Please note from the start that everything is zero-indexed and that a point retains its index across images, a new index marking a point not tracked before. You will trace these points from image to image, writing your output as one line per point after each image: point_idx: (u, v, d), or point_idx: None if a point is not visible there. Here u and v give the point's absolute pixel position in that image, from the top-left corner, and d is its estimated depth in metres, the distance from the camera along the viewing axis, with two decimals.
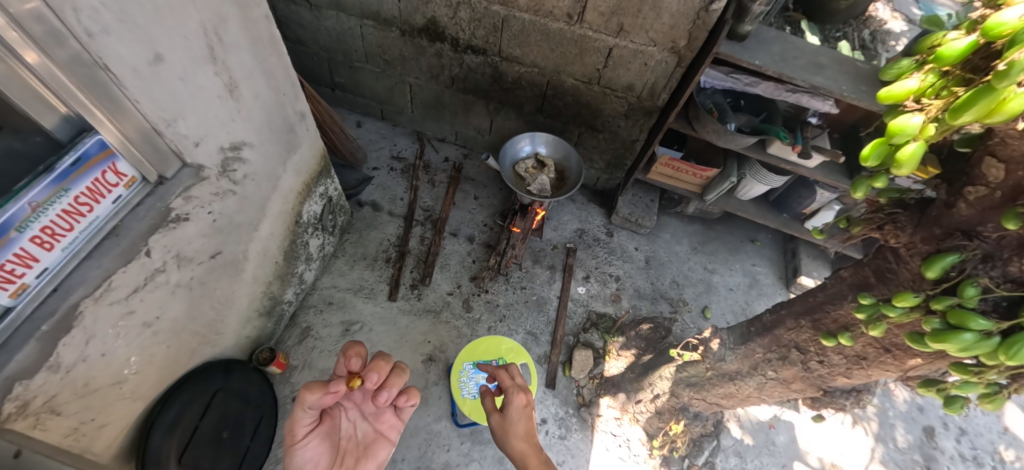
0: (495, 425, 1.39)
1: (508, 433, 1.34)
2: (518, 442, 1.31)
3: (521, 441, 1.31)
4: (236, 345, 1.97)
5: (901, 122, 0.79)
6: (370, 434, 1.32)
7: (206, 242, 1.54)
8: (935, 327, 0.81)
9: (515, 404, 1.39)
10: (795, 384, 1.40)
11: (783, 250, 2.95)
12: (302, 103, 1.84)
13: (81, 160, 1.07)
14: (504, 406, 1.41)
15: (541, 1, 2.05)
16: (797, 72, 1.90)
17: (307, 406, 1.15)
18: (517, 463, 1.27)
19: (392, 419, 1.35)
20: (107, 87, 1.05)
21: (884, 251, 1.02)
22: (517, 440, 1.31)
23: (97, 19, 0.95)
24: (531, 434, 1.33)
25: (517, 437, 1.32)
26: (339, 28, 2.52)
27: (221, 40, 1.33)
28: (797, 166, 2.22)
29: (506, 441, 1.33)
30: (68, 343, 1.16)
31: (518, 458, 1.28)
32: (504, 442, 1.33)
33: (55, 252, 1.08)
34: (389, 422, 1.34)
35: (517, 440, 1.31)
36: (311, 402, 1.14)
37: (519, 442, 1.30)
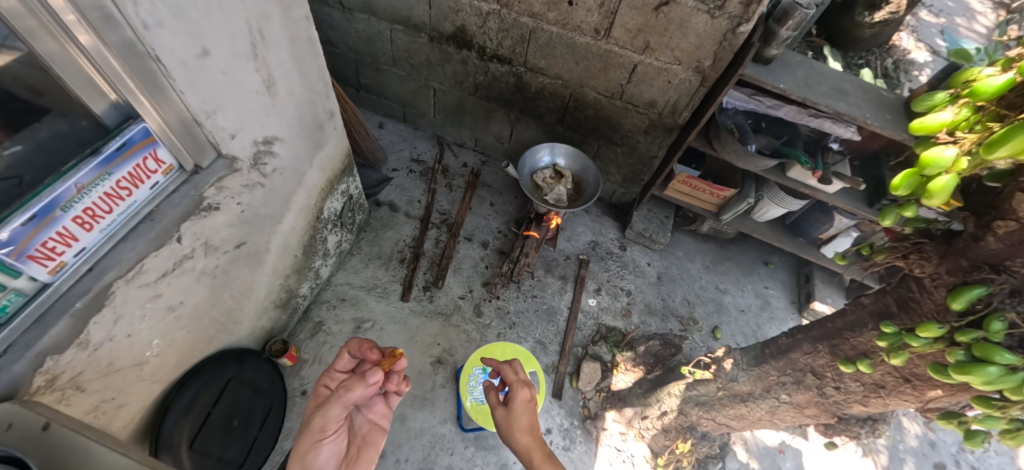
0: (500, 419, 1.39)
1: (514, 428, 1.33)
2: (522, 436, 1.30)
3: (525, 435, 1.30)
4: (250, 335, 2.01)
5: (934, 155, 0.83)
6: (365, 425, 1.34)
7: (232, 232, 1.58)
8: (959, 359, 0.81)
9: (518, 398, 1.38)
10: (809, 409, 1.39)
11: (797, 274, 2.93)
12: (332, 102, 1.89)
13: (126, 146, 1.10)
14: (508, 400, 1.40)
15: (570, 15, 2.09)
16: (821, 98, 1.91)
17: (348, 399, 1.14)
18: (521, 457, 1.28)
19: (383, 409, 1.38)
20: (155, 76, 1.09)
21: (907, 280, 1.02)
22: (521, 434, 1.30)
23: (153, 12, 0.99)
24: (534, 427, 1.33)
25: (520, 431, 1.32)
26: (369, 31, 2.59)
27: (264, 38, 1.38)
28: (817, 191, 2.21)
29: (511, 435, 1.33)
30: (98, 322, 1.19)
31: (522, 453, 1.28)
32: (510, 436, 1.33)
33: (94, 233, 1.11)
34: (380, 412, 1.37)
35: (521, 434, 1.31)
36: (355, 396, 1.14)
37: (523, 436, 1.30)
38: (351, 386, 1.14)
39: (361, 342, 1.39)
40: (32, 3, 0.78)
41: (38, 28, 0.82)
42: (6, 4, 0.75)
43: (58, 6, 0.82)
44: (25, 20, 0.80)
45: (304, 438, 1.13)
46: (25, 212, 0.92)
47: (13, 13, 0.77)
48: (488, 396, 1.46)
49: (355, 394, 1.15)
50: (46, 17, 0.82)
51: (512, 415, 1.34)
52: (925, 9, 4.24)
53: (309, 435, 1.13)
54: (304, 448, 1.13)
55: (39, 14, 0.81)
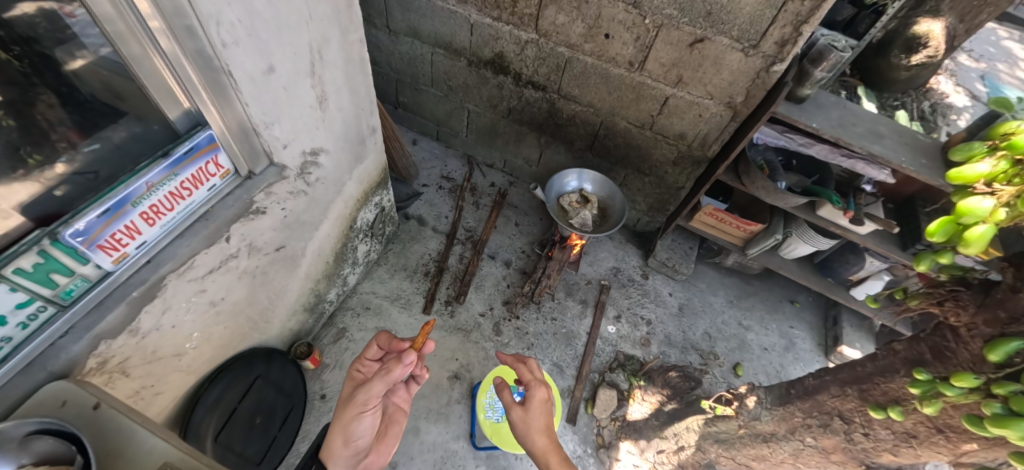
0: (515, 419, 1.37)
1: (530, 430, 1.32)
2: (539, 437, 1.30)
3: (541, 436, 1.30)
4: (279, 335, 2.08)
5: (971, 205, 0.85)
6: (390, 407, 1.43)
7: (275, 235, 1.67)
8: (995, 411, 0.80)
9: (536, 396, 1.38)
10: (834, 456, 1.34)
11: (824, 315, 2.85)
12: (375, 119, 1.99)
13: (193, 150, 1.20)
14: (525, 400, 1.39)
15: (606, 47, 2.17)
16: (855, 139, 1.91)
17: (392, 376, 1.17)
18: (538, 460, 1.27)
19: (405, 394, 1.46)
20: (225, 88, 1.19)
21: (942, 329, 1.00)
22: (538, 435, 1.30)
23: (231, 32, 1.10)
24: (550, 429, 1.33)
25: (537, 432, 1.31)
26: (411, 53, 2.73)
27: (322, 58, 1.50)
28: (848, 231, 2.18)
29: (527, 435, 1.32)
30: (148, 311, 1.27)
31: (538, 455, 1.27)
32: (525, 437, 1.32)
33: (155, 228, 1.20)
34: (403, 396, 1.46)
35: (538, 435, 1.31)
36: (396, 375, 1.16)
37: (540, 437, 1.29)
38: (391, 366, 1.17)
39: (390, 334, 1.43)
40: (124, 9, 0.88)
41: (124, 32, 0.92)
42: (100, 9, 0.85)
43: (145, 13, 0.91)
44: (114, 24, 0.89)
45: (347, 409, 1.19)
46: (100, 206, 1.01)
47: (105, 17, 0.88)
48: (503, 395, 1.43)
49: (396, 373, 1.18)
50: (133, 23, 0.91)
51: (529, 414, 1.34)
52: (965, 53, 4.19)
53: (352, 407, 1.18)
54: (347, 417, 1.18)
55: (127, 19, 0.90)
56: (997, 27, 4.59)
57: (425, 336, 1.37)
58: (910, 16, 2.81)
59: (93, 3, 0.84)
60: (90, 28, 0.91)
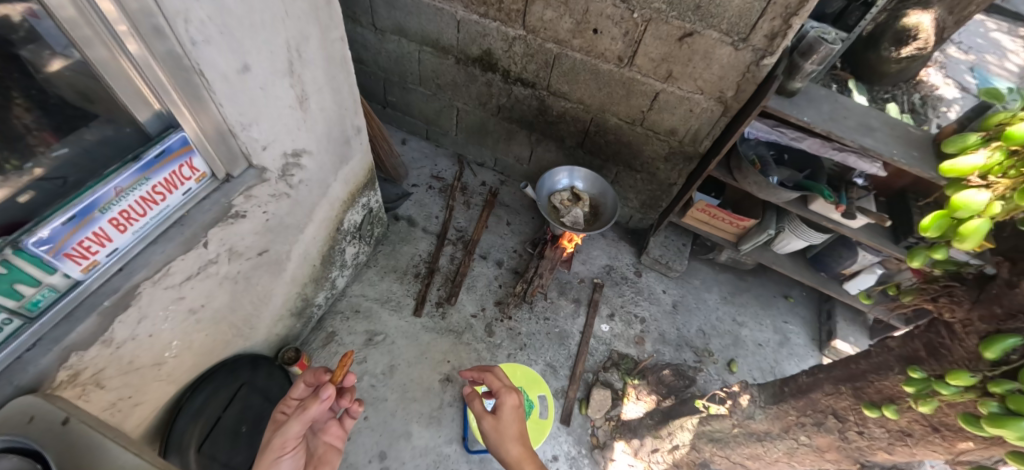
0: (487, 428, 1.32)
1: (503, 441, 1.28)
2: (513, 445, 1.27)
3: (516, 444, 1.27)
4: (265, 341, 2.03)
5: (965, 199, 0.84)
6: (321, 446, 1.33)
7: (256, 239, 1.62)
8: (992, 410, 0.78)
9: (506, 403, 1.35)
10: (830, 454, 1.31)
11: (818, 310, 2.84)
12: (360, 119, 1.95)
13: (165, 153, 1.16)
14: (497, 408, 1.35)
15: (594, 42, 2.14)
16: (846, 132, 1.89)
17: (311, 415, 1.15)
18: (512, 467, 1.25)
19: (338, 431, 1.38)
20: (197, 89, 1.14)
21: (937, 325, 0.98)
22: (513, 443, 1.27)
23: (201, 29, 1.06)
24: (524, 435, 1.30)
25: (511, 440, 1.28)
26: (399, 52, 2.69)
27: (301, 56, 1.45)
28: (841, 225, 2.16)
29: (501, 444, 1.28)
30: (122, 321, 1.23)
31: (513, 463, 1.25)
32: (499, 446, 1.29)
33: (127, 235, 1.16)
34: (335, 434, 1.37)
35: (512, 443, 1.27)
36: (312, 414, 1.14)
37: (515, 445, 1.26)
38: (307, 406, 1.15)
39: (315, 371, 1.41)
40: (88, 12, 0.84)
41: (91, 37, 0.88)
42: (65, 13, 0.81)
43: (111, 16, 0.86)
44: (80, 29, 0.85)
45: (264, 456, 1.12)
46: (65, 213, 0.96)
47: (70, 22, 0.83)
48: (473, 406, 1.38)
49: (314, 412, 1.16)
50: (99, 26, 0.87)
51: (502, 422, 1.30)
52: (954, 46, 4.20)
53: (268, 452, 1.12)
54: (264, 466, 1.11)
55: (93, 23, 0.86)
56: (985, 19, 4.61)
57: (346, 368, 1.40)
58: (900, 8, 2.80)
59: (56, 7, 0.79)
60: (57, 33, 0.87)
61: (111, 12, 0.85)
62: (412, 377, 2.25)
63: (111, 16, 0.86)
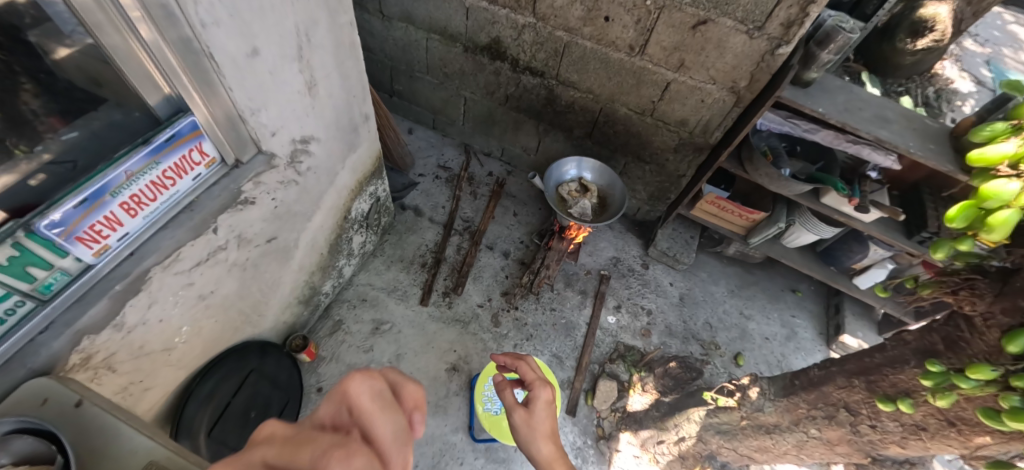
0: (517, 422, 1.30)
1: (530, 441, 1.25)
2: (544, 444, 1.24)
3: (547, 442, 1.24)
4: (273, 329, 2.04)
5: (995, 187, 0.82)
6: None
7: (265, 226, 1.62)
8: (1014, 405, 0.77)
9: (539, 404, 1.33)
10: (840, 448, 1.31)
11: (826, 304, 2.82)
12: (369, 106, 1.93)
13: (175, 137, 1.15)
14: (529, 402, 1.34)
15: (605, 31, 2.11)
16: (861, 124, 1.86)
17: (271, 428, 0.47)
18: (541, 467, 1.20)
19: None
20: (207, 73, 1.12)
21: (956, 319, 0.96)
22: (544, 441, 1.24)
23: (211, 12, 1.04)
24: (555, 435, 1.27)
25: (543, 438, 1.25)
26: (406, 39, 2.66)
27: (310, 41, 1.43)
28: (853, 219, 2.14)
29: (531, 441, 1.25)
30: (133, 306, 1.23)
31: (544, 463, 1.20)
32: (529, 443, 1.25)
33: (138, 219, 1.16)
34: None
35: (544, 441, 1.24)
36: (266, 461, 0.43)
37: (547, 443, 1.23)
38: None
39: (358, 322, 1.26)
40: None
41: (104, 22, 0.87)
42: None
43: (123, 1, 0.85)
44: (93, 14, 0.84)
45: None
46: (77, 196, 0.96)
47: (84, 7, 0.83)
48: (504, 396, 1.36)
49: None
50: (112, 11, 0.86)
51: (534, 416, 1.28)
52: (971, 38, 4.11)
53: None
54: None
55: (106, 9, 0.85)
56: (1003, 12, 4.50)
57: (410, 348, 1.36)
58: None
59: None
60: (70, 20, 0.86)
61: None
62: (418, 366, 2.26)
63: None
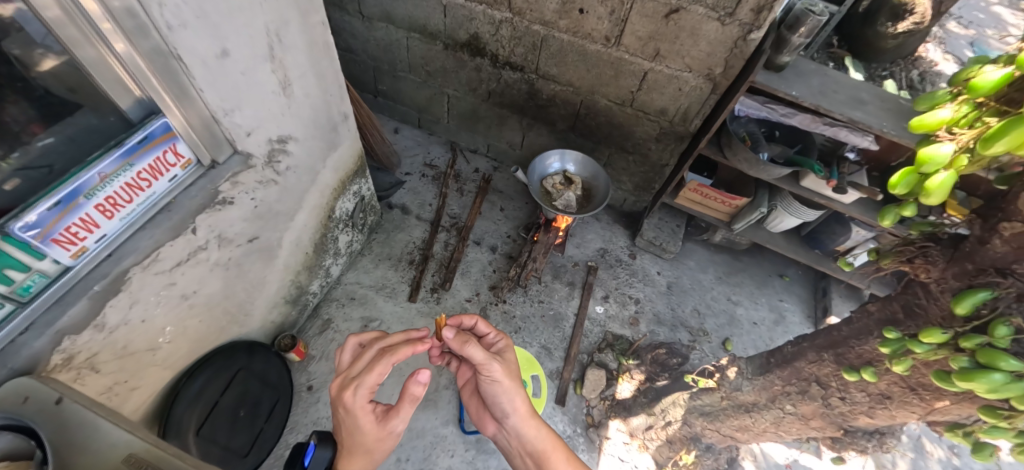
0: (498, 373, 1.30)
1: (511, 389, 1.32)
2: (521, 399, 1.32)
3: (522, 395, 1.33)
4: (261, 328, 2.06)
5: (929, 151, 0.74)
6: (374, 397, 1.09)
7: (246, 226, 1.63)
8: (963, 365, 0.78)
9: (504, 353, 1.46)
10: (815, 422, 1.33)
11: (814, 288, 2.83)
12: (347, 105, 1.94)
13: (148, 139, 1.16)
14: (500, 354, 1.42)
15: (580, 23, 2.13)
16: (834, 106, 1.88)
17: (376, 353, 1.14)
18: (519, 415, 1.30)
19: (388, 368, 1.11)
20: (177, 75, 1.15)
21: (914, 286, 0.98)
22: (521, 395, 1.33)
23: (177, 14, 1.06)
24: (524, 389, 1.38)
25: (518, 391, 1.33)
26: (387, 39, 2.68)
27: (281, 41, 1.44)
28: (832, 201, 2.16)
29: (510, 393, 1.31)
30: (114, 306, 1.25)
31: (522, 411, 1.31)
32: (508, 395, 1.31)
33: (115, 221, 1.18)
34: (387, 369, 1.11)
35: (519, 393, 1.33)
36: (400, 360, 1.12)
37: (524, 397, 1.33)
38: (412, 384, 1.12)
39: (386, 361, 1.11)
40: (74, 13, 0.88)
41: (79, 38, 0.93)
42: (51, 13, 0.86)
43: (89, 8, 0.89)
44: (66, 28, 0.89)
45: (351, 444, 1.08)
46: (50, 198, 0.98)
47: (56, 20, 0.87)
48: (478, 352, 1.29)
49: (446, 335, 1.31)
50: (85, 26, 0.92)
51: (512, 368, 1.36)
52: (954, 20, 4.12)
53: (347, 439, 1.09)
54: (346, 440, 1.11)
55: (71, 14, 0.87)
56: None
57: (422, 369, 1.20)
58: None
59: (42, 7, 0.84)
60: (42, 31, 0.90)
61: (89, 6, 0.88)
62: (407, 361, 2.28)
63: (93, 10, 0.89)
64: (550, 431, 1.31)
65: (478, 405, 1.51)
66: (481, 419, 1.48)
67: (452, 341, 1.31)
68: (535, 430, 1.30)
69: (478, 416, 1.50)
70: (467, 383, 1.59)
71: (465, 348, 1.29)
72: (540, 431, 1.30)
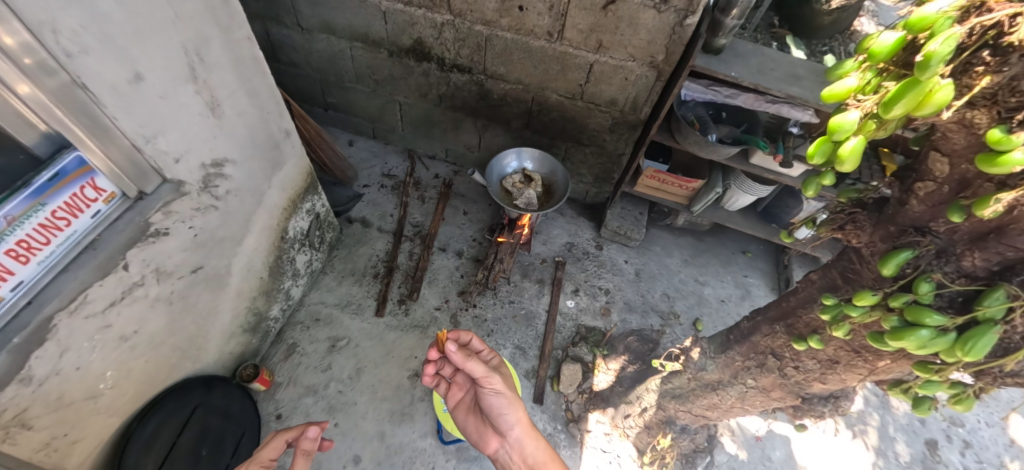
0: (498, 387, 1.35)
1: (512, 401, 1.36)
2: (519, 411, 1.35)
3: (521, 408, 1.36)
4: (219, 361, 1.97)
5: (837, 120, 0.71)
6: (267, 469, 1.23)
7: (187, 256, 1.53)
8: (894, 325, 0.79)
9: (503, 369, 1.49)
10: (775, 393, 1.36)
11: (775, 261, 2.92)
12: (288, 121, 1.85)
13: (59, 176, 1.06)
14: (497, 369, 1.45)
15: (522, 20, 2.12)
16: (773, 83, 1.93)
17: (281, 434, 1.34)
18: (518, 427, 1.33)
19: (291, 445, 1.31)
20: (85, 105, 1.05)
21: (848, 253, 1.00)
22: (519, 408, 1.36)
23: (76, 39, 0.96)
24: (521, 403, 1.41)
25: (517, 404, 1.36)
26: (330, 50, 2.61)
27: (204, 60, 1.34)
28: (781, 176, 2.23)
29: (509, 404, 1.35)
30: (40, 356, 1.14)
31: (520, 422, 1.34)
32: (506, 406, 1.35)
33: (31, 266, 1.07)
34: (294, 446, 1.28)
35: (517, 406, 1.36)
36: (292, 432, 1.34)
37: (524, 408, 1.36)
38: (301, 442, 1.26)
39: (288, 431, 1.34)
40: None
41: None
42: None
43: None
44: None
45: None
46: None
47: None
48: (477, 366, 1.34)
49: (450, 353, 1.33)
50: None
51: (509, 382, 1.41)
52: None
53: None
54: None
55: None
56: None
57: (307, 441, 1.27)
58: None
59: None
60: None
61: None
62: (380, 377, 2.22)
63: None
64: (549, 446, 1.33)
65: (478, 423, 1.45)
66: (482, 437, 1.42)
67: (456, 354, 1.32)
68: (535, 444, 1.32)
69: (476, 435, 1.44)
70: (461, 402, 1.52)
71: (466, 362, 1.33)
72: (540, 444, 1.32)
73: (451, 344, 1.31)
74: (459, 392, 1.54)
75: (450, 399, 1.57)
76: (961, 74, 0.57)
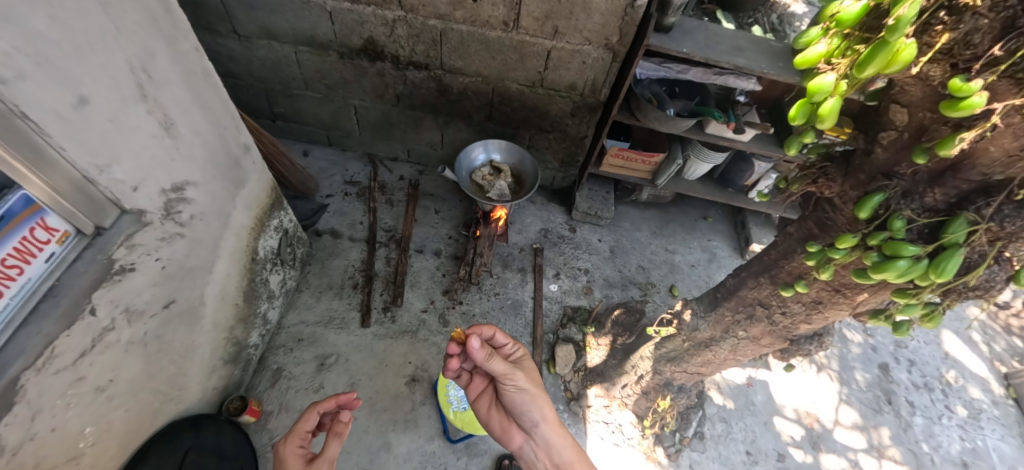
0: (523, 384, 1.37)
1: (536, 397, 1.39)
2: (547, 409, 1.38)
3: (548, 404, 1.39)
4: (202, 398, 1.84)
5: (816, 82, 0.78)
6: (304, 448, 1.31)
7: (156, 292, 1.41)
8: (874, 260, 0.88)
9: (525, 363, 1.50)
10: (764, 340, 1.48)
11: (734, 222, 3.14)
12: (245, 135, 1.73)
13: (4, 219, 0.94)
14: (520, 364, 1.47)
15: (476, 11, 2.10)
16: (721, 56, 2.05)
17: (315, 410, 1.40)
18: (546, 424, 1.37)
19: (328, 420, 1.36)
20: (26, 135, 0.94)
21: (820, 204, 1.10)
22: (546, 405, 1.38)
23: (10, 64, 0.85)
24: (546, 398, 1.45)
25: (544, 401, 1.39)
26: (273, 57, 2.46)
27: (152, 77, 1.23)
28: (734, 141, 2.38)
29: (535, 400, 1.38)
30: (10, 423, 1.02)
31: (548, 420, 1.37)
32: (533, 402, 1.38)
33: None
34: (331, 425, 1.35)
35: (544, 402, 1.38)
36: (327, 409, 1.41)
37: (551, 406, 1.39)
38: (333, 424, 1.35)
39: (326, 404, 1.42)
40: None
41: None
42: None
43: None
44: None
45: None
46: None
47: None
48: (498, 363, 1.36)
49: (472, 350, 1.32)
50: None
51: (533, 377, 1.44)
52: None
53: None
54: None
55: None
56: None
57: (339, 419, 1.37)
58: None
59: None
60: None
61: None
62: (376, 388, 2.17)
63: None
64: (576, 444, 1.36)
65: (503, 421, 1.48)
66: (506, 434, 1.45)
67: (479, 351, 1.32)
68: (562, 439, 1.36)
69: (500, 430, 1.48)
70: (483, 395, 1.54)
71: (488, 360, 1.34)
72: (567, 441, 1.36)
73: (475, 341, 1.30)
74: (481, 384, 1.55)
75: (471, 390, 1.58)
76: (922, 33, 0.66)
